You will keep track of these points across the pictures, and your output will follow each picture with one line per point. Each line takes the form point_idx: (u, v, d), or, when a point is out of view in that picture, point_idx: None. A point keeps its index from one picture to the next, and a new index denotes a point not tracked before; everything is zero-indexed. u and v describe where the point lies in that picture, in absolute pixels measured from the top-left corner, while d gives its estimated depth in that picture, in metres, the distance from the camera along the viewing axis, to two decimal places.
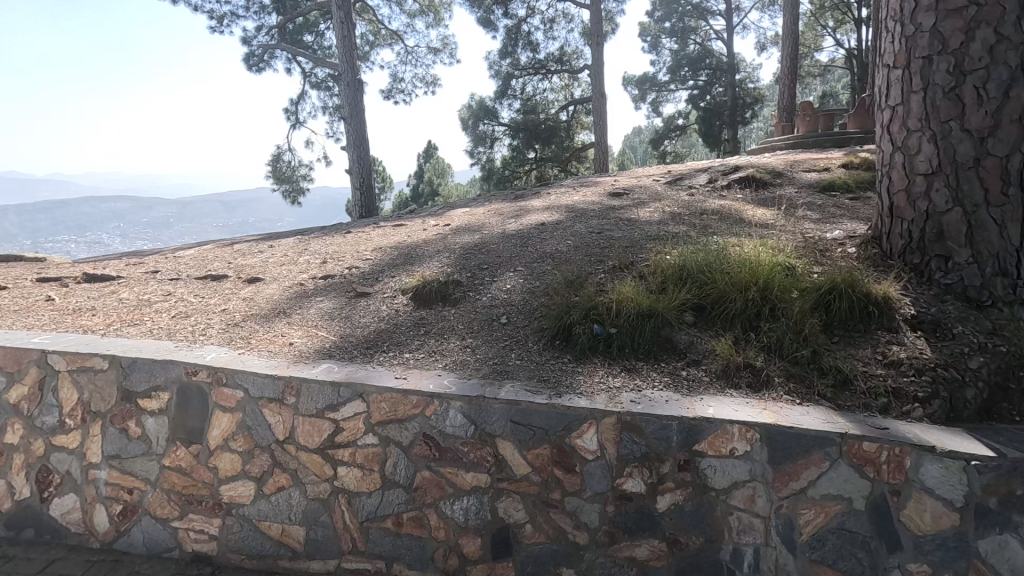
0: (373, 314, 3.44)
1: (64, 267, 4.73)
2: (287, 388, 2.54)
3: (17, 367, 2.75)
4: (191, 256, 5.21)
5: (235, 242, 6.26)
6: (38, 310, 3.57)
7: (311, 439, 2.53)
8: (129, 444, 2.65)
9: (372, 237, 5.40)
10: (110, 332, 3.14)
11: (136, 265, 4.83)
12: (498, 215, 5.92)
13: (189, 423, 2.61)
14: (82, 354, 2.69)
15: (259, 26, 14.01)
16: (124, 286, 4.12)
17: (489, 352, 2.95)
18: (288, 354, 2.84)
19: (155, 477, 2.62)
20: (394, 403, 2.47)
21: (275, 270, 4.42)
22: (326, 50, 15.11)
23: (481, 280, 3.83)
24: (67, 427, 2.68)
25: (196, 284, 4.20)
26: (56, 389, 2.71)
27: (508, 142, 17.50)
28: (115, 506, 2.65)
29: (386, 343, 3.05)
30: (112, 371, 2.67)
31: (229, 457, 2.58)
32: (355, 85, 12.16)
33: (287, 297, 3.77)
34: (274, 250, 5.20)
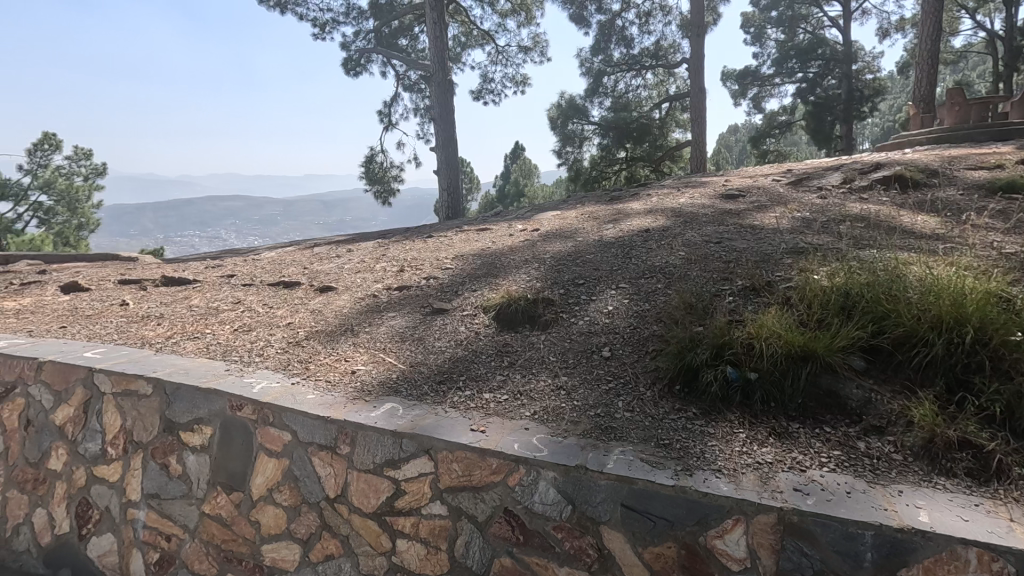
0: (449, 337, 2.91)
1: (149, 270, 4.66)
2: (340, 435, 2.05)
3: (64, 385, 2.49)
4: (271, 259, 5.02)
5: (317, 244, 6.08)
6: (109, 316, 3.40)
7: (366, 500, 2.03)
8: (169, 483, 2.29)
9: (453, 243, 4.94)
10: (165, 347, 2.85)
11: (216, 269, 4.68)
12: (593, 220, 5.26)
13: (231, 466, 2.20)
14: (127, 376, 2.37)
15: (357, 31, 14.24)
16: (197, 292, 3.92)
17: (589, 397, 2.31)
18: (347, 387, 2.37)
19: (194, 525, 2.25)
20: (469, 467, 1.91)
21: (349, 278, 4.06)
22: (419, 52, 15.11)
23: (577, 299, 3.20)
24: (109, 457, 2.38)
25: (267, 291, 3.92)
26: (100, 414, 2.41)
27: (598, 141, 16.64)
28: (153, 554, 2.31)
29: (462, 377, 2.50)
30: (155, 397, 2.33)
31: (273, 511, 2.15)
32: (445, 86, 11.91)
33: (356, 311, 3.36)
34: (351, 255, 4.89)
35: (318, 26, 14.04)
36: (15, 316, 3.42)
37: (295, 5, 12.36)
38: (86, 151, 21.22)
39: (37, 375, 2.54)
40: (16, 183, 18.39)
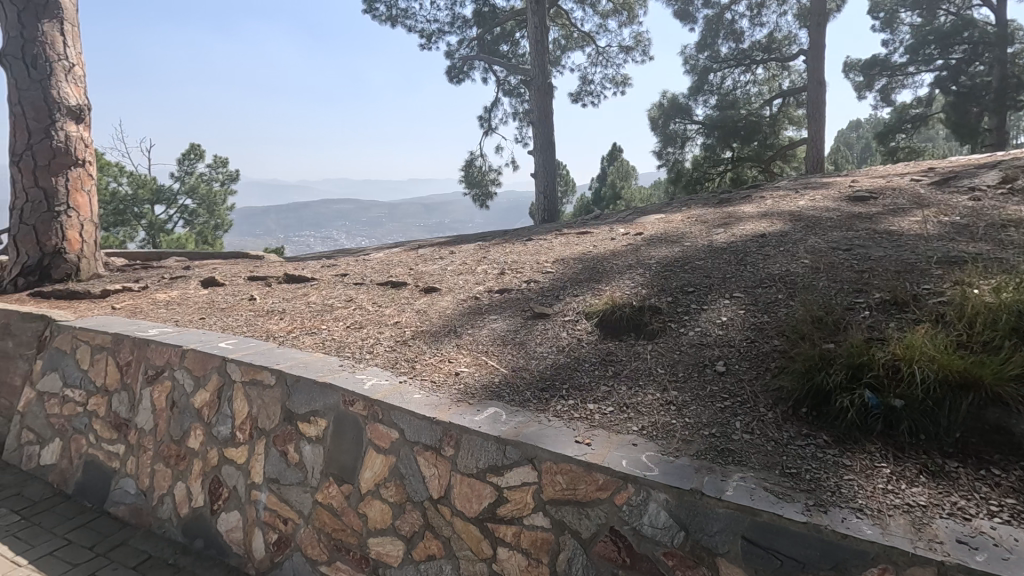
0: (550, 343, 2.86)
1: (273, 268, 5.07)
2: (445, 437, 2.06)
3: (203, 372, 2.74)
4: (379, 260, 5.27)
5: (421, 246, 6.31)
6: (240, 310, 3.72)
7: (468, 504, 2.03)
8: (288, 469, 2.44)
9: (553, 247, 4.89)
10: (286, 340, 3.05)
11: (331, 268, 4.99)
12: (701, 223, 4.97)
13: (342, 459, 2.30)
14: (254, 366, 2.56)
15: (461, 40, 14.68)
16: (314, 290, 4.19)
17: (702, 415, 2.14)
18: (451, 388, 2.39)
19: (308, 511, 2.37)
20: (573, 480, 1.84)
21: (452, 280, 4.14)
22: (520, 57, 15.27)
23: (686, 308, 3.01)
24: (238, 441, 2.58)
25: (376, 290, 4.10)
26: (231, 400, 2.62)
27: (701, 141, 15.86)
28: (272, 535, 2.47)
29: (565, 385, 2.43)
30: (278, 388, 2.49)
31: (379, 506, 2.21)
32: (545, 90, 11.93)
33: (459, 313, 3.41)
34: (453, 257, 5.00)
35: (425, 36, 14.66)
36: (164, 307, 3.84)
37: (404, 19, 13.00)
38: (223, 159, 23.74)
39: (181, 361, 2.82)
40: (168, 189, 20.98)
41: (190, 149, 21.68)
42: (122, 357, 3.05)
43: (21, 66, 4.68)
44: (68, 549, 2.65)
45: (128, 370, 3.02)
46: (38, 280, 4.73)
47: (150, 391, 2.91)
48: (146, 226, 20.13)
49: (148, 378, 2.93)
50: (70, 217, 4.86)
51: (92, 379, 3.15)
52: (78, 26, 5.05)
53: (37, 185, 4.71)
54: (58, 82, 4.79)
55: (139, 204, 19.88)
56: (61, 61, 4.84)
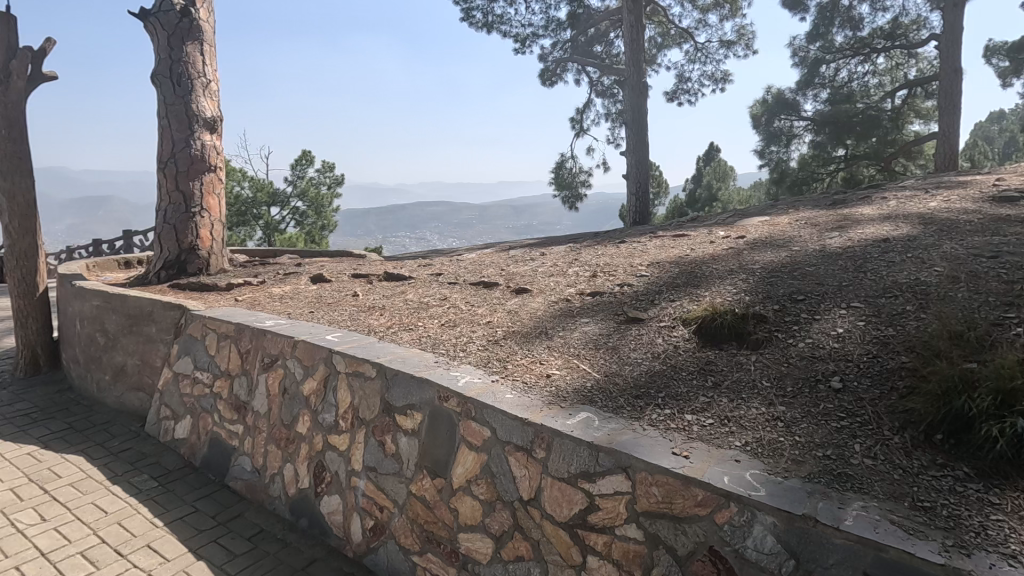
0: (645, 349, 2.76)
1: (374, 266, 5.35)
2: (537, 438, 2.05)
3: (311, 362, 2.94)
4: (472, 261, 5.38)
5: (512, 247, 6.38)
6: (344, 305, 3.96)
7: (558, 508, 2.01)
8: (385, 459, 2.55)
9: (647, 249, 4.74)
10: (386, 335, 3.20)
11: (426, 267, 5.17)
12: (811, 226, 4.60)
13: (436, 453, 2.36)
14: (357, 359, 2.70)
15: (554, 42, 14.69)
16: (411, 288, 4.37)
17: (815, 434, 1.96)
18: (543, 390, 2.37)
19: (402, 501, 2.46)
20: (670, 494, 1.75)
21: (543, 282, 4.14)
22: (614, 57, 15.02)
23: (795, 317, 2.79)
24: (341, 428, 2.74)
25: (469, 290, 4.19)
26: (336, 390, 2.79)
27: (810, 139, 14.73)
28: (369, 521, 2.59)
29: (660, 394, 2.33)
30: (377, 380, 2.61)
31: (470, 502, 2.24)
32: (639, 89, 11.62)
33: (551, 315, 3.39)
34: (545, 259, 4.99)
35: (519, 41, 14.83)
36: (279, 300, 4.17)
37: (499, 24, 13.23)
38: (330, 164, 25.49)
39: (293, 351, 3.04)
40: (283, 193, 22.84)
41: (301, 155, 23.48)
42: (243, 344, 3.35)
43: (169, 84, 5.30)
44: (195, 516, 2.94)
45: (247, 357, 3.31)
46: (176, 273, 5.31)
47: (266, 378, 3.16)
48: (263, 226, 22.03)
49: (264, 365, 3.19)
50: (203, 217, 5.43)
51: (218, 364, 3.48)
52: (214, 46, 5.63)
53: (178, 188, 5.30)
54: (197, 97, 5.37)
55: (258, 206, 21.81)
56: (201, 78, 5.42)
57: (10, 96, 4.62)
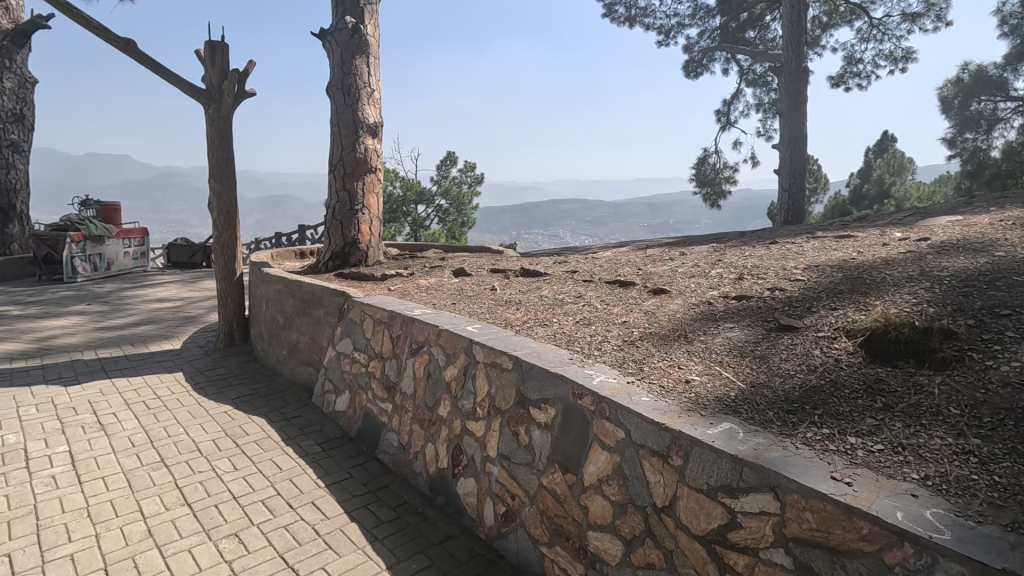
0: (798, 360, 2.52)
1: (511, 262, 5.53)
2: (674, 445, 1.97)
3: (453, 350, 3.12)
4: (608, 259, 5.33)
5: (649, 246, 6.20)
6: (483, 298, 4.15)
7: (695, 521, 1.91)
8: (518, 449, 2.62)
9: (803, 251, 4.32)
10: (522, 329, 3.29)
11: (562, 264, 5.22)
12: (1019, 227, 3.85)
13: (568, 449, 2.37)
14: (495, 350, 2.82)
15: (702, 31, 13.94)
16: (547, 284, 4.44)
17: (1021, 476, 1.63)
18: (681, 396, 2.27)
19: (533, 492, 2.52)
20: (827, 522, 1.57)
21: (683, 282, 3.97)
22: (769, 42, 13.85)
23: (997, 336, 2.35)
24: (477, 415, 2.87)
25: (604, 288, 4.15)
26: (474, 378, 2.94)
27: (1020, 122, 12.32)
28: (501, 506, 2.69)
29: (817, 411, 2.11)
30: (513, 372, 2.70)
31: (601, 502, 2.23)
32: (799, 75, 10.56)
33: (690, 318, 3.23)
34: (685, 259, 4.78)
35: (663, 33, 14.30)
36: (425, 291, 4.48)
37: (643, 17, 12.87)
38: (471, 164, 26.79)
39: (437, 339, 3.26)
40: (428, 192, 24.49)
41: (447, 156, 25.00)
42: (394, 330, 3.66)
43: (340, 95, 5.94)
44: (350, 481, 3.28)
45: (398, 342, 3.61)
46: (340, 263, 5.95)
47: (413, 362, 3.43)
48: (411, 223, 23.83)
49: (412, 351, 3.46)
50: (364, 214, 6.02)
51: (373, 347, 3.85)
52: (377, 58, 6.19)
53: (344, 187, 5.93)
54: (363, 105, 5.96)
55: (407, 204, 23.63)
56: (366, 88, 6.00)
57: (221, 111, 5.53)
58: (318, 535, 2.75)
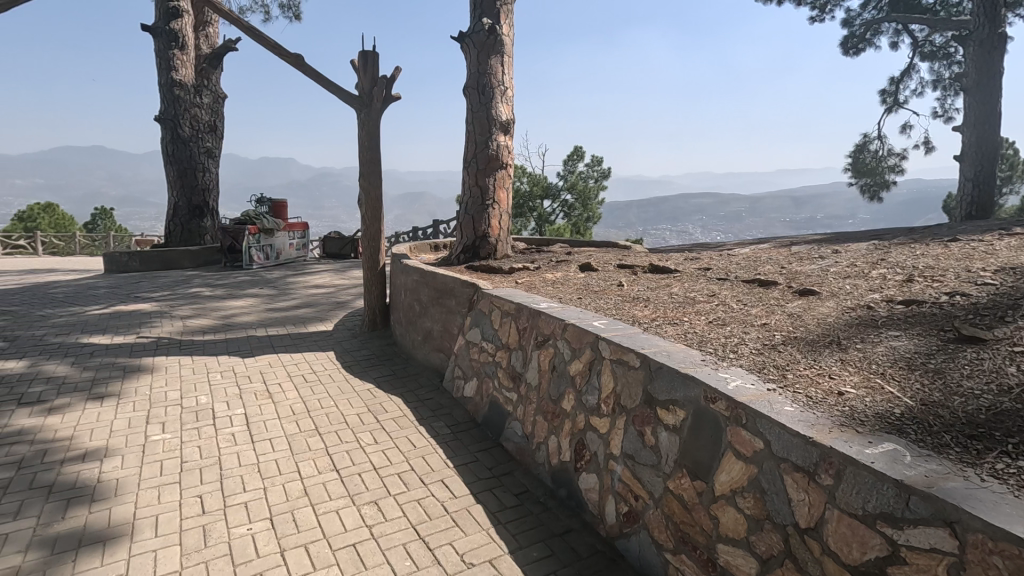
0: (986, 378, 2.14)
1: (639, 258, 5.38)
2: (822, 462, 1.78)
3: (579, 344, 3.12)
4: (746, 256, 4.97)
5: (794, 243, 5.67)
6: (610, 294, 4.09)
7: (846, 549, 1.71)
8: (643, 450, 2.55)
9: (993, 251, 3.67)
10: (650, 327, 3.19)
11: (694, 261, 4.97)
12: None
13: (698, 455, 2.26)
14: (622, 347, 2.76)
15: (866, 1, 12.36)
16: (677, 281, 4.26)
17: None
18: (832, 409, 2.05)
19: (658, 495, 2.44)
20: None
21: (835, 284, 3.58)
22: (954, 7, 11.88)
23: None
24: (602, 411, 2.84)
25: (741, 287, 3.88)
26: (599, 373, 2.91)
27: None
28: (623, 506, 2.64)
29: (1012, 439, 1.77)
30: (641, 370, 2.62)
31: (734, 515, 2.09)
32: (994, 43, 8.90)
33: (844, 323, 2.90)
34: (838, 257, 4.30)
35: (817, 7, 12.93)
36: (551, 285, 4.53)
37: None
38: (598, 159, 26.49)
39: (563, 333, 3.28)
40: (554, 187, 24.67)
41: (574, 151, 24.97)
42: (521, 322, 3.74)
43: (476, 95, 6.19)
44: (476, 464, 3.43)
45: (524, 334, 3.69)
46: (471, 256, 6.21)
47: (538, 354, 3.48)
48: (536, 217, 24.18)
49: (538, 343, 3.51)
50: (494, 209, 6.22)
51: (500, 337, 3.98)
52: (511, 57, 6.35)
53: (477, 183, 6.17)
54: (496, 103, 6.15)
55: (533, 199, 24.01)
56: (500, 87, 6.19)
57: (371, 115, 6.05)
58: (447, 512, 2.91)
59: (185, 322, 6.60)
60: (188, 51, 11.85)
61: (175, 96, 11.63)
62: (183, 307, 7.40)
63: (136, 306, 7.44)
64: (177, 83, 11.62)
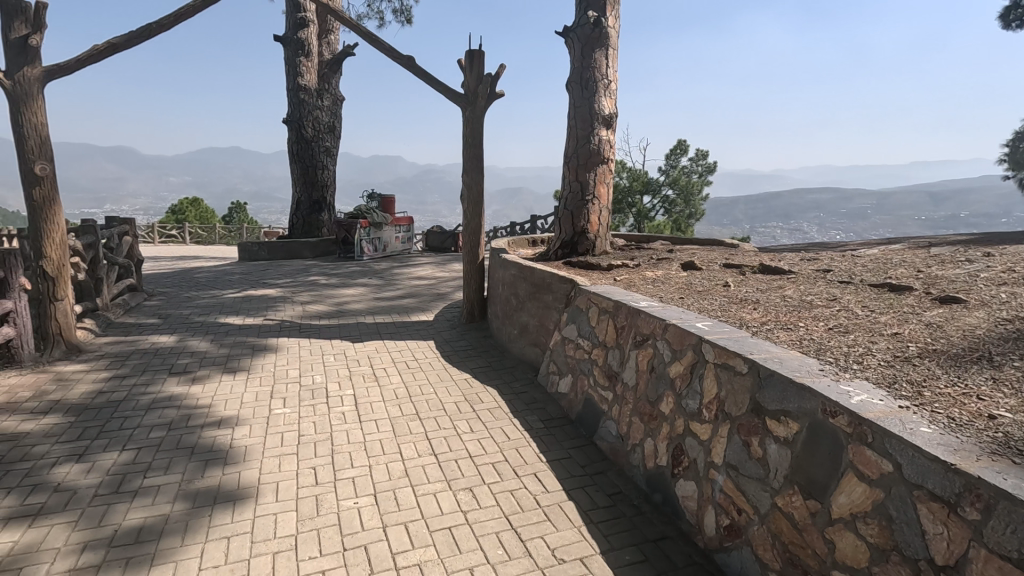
0: None
1: (749, 257, 5.06)
2: (967, 493, 1.57)
3: (680, 346, 3.00)
4: (874, 258, 4.49)
5: (935, 244, 5.04)
6: (715, 294, 3.88)
7: None
8: (749, 461, 2.40)
9: None
10: (760, 331, 2.98)
11: (812, 262, 4.59)
12: None
13: (813, 472, 2.08)
14: (729, 351, 2.61)
15: None
16: (791, 284, 3.95)
17: None
18: (981, 434, 1.79)
19: (764, 511, 2.28)
20: None
21: (986, 291, 3.13)
22: None
23: None
24: (704, 417, 2.71)
25: (868, 292, 3.52)
26: (702, 377, 2.78)
27: None
28: (724, 519, 2.50)
29: None
30: (749, 377, 2.46)
31: (853, 541, 1.91)
32: None
33: (998, 337, 2.53)
34: (990, 262, 3.76)
35: None
36: (651, 283, 4.39)
37: None
38: (704, 153, 25.27)
39: (663, 333, 3.16)
40: (656, 182, 23.88)
41: (678, 144, 24.02)
42: (619, 320, 3.67)
43: (579, 89, 6.14)
44: (569, 461, 3.42)
45: (623, 333, 3.61)
46: (569, 252, 6.18)
47: (637, 354, 3.39)
48: (635, 214, 23.54)
49: (636, 342, 3.42)
50: (594, 204, 6.15)
51: (597, 335, 3.92)
52: (616, 49, 6.23)
53: (577, 178, 6.13)
54: (599, 97, 6.07)
55: (633, 195, 23.41)
56: (604, 80, 6.10)
57: (475, 113, 6.20)
58: (539, 505, 2.93)
59: (305, 307, 7.20)
60: (312, 57, 12.86)
61: (300, 99, 12.68)
62: (302, 293, 8.09)
63: (263, 291, 8.24)
64: (302, 87, 12.66)
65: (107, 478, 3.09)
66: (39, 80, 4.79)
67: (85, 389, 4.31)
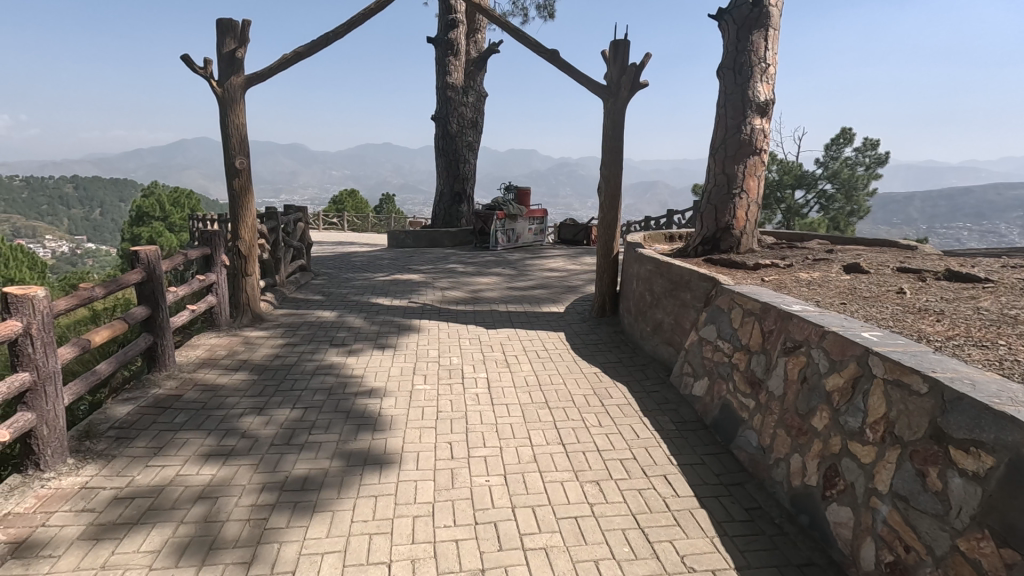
0: None
1: (931, 261, 4.39)
2: None
3: (840, 356, 2.70)
4: None
5: None
6: (886, 301, 3.44)
7: None
8: (924, 493, 2.09)
9: None
10: (946, 347, 2.58)
11: (1018, 269, 3.86)
12: None
13: (1012, 517, 1.76)
14: (903, 366, 2.30)
15: None
16: (988, 294, 3.36)
17: None
18: None
19: (941, 553, 1.98)
20: None
21: None
22: None
23: None
24: (867, 438, 2.42)
25: None
26: (867, 394, 2.47)
27: None
28: (887, 554, 2.21)
29: None
30: (929, 399, 2.15)
31: None
32: None
33: None
34: None
35: None
36: (807, 285, 4.01)
37: None
38: (875, 142, 22.36)
39: (820, 341, 2.87)
40: (812, 175, 21.63)
41: (843, 133, 21.55)
42: (768, 324, 3.40)
43: (731, 76, 5.75)
44: (702, 467, 3.26)
45: (770, 338, 3.34)
46: (711, 248, 5.84)
47: (786, 361, 3.12)
48: (784, 210, 21.57)
49: (786, 348, 3.15)
50: (742, 198, 5.73)
51: (740, 337, 3.68)
52: (778, 30, 5.74)
53: (724, 170, 5.77)
54: (755, 83, 5.64)
55: (783, 189, 21.43)
56: (761, 64, 5.65)
57: (617, 105, 6.09)
58: (668, 509, 2.84)
59: (444, 293, 7.66)
60: (461, 57, 13.53)
61: (448, 97, 13.43)
62: (442, 280, 8.61)
63: (409, 276, 8.92)
64: (450, 86, 13.41)
65: (281, 431, 3.58)
66: (242, 87, 5.62)
67: (265, 352, 5.02)
